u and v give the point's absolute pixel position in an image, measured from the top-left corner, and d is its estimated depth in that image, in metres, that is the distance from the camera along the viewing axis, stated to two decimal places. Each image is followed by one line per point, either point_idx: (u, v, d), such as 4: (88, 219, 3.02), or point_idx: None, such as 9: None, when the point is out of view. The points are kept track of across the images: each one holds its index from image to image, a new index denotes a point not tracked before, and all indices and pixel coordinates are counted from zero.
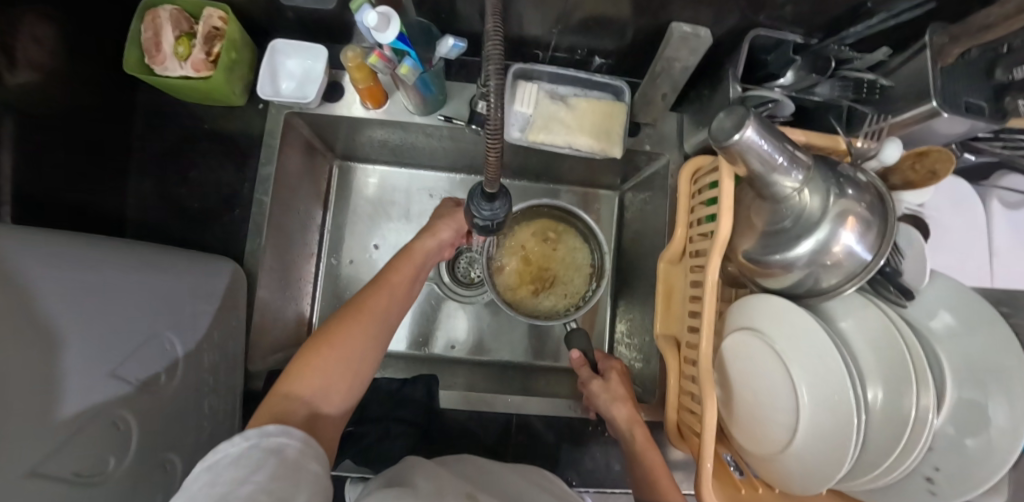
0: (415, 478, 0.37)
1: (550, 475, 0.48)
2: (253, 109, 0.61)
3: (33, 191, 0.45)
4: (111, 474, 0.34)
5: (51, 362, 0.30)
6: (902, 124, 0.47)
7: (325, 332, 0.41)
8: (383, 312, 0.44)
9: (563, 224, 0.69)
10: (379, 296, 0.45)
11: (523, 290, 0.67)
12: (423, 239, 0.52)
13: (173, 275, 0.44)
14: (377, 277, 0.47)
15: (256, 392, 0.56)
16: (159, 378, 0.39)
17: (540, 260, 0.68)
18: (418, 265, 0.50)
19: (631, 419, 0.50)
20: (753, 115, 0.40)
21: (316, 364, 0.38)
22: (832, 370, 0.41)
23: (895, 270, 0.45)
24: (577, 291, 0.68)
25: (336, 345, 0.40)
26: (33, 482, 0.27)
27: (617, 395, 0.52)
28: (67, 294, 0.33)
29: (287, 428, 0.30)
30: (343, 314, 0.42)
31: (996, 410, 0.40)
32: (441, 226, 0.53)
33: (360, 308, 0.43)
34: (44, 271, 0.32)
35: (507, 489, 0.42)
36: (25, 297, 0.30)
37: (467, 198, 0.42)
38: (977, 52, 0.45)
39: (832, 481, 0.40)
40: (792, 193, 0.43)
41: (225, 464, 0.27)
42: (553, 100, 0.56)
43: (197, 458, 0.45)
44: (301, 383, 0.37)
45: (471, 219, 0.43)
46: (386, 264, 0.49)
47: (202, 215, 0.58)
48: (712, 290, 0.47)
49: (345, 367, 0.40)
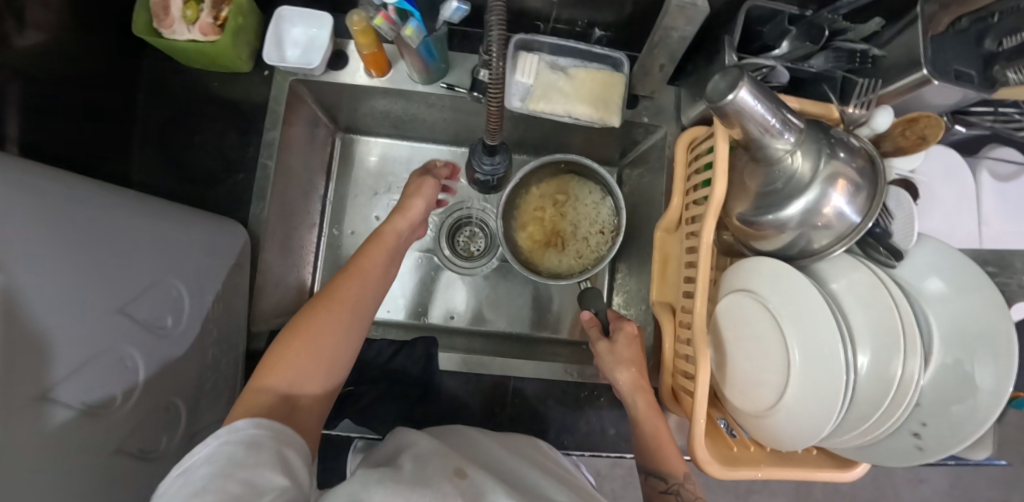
0: (402, 459, 0.36)
1: (543, 446, 0.50)
2: (259, 76, 0.62)
3: (40, 140, 0.46)
4: (118, 409, 0.36)
5: (46, 365, 0.29)
6: (894, 95, 0.48)
7: (295, 327, 0.39)
8: (357, 297, 0.44)
9: (568, 181, 0.70)
10: (352, 282, 0.44)
11: (539, 251, 0.69)
12: (393, 222, 0.52)
13: (178, 229, 0.45)
14: (348, 265, 0.47)
15: (258, 351, 0.57)
16: (165, 321, 0.41)
17: (555, 222, 0.69)
18: (389, 249, 0.50)
19: (633, 385, 0.50)
20: (747, 76, 0.40)
21: (289, 356, 0.38)
22: (822, 329, 0.42)
23: (884, 232, 0.46)
24: (597, 248, 0.68)
25: (310, 337, 0.39)
26: (44, 405, 0.29)
27: (621, 359, 0.51)
28: (67, 279, 0.31)
29: (255, 422, 0.31)
30: (314, 305, 0.41)
31: (982, 371, 0.41)
32: (408, 204, 0.54)
33: (331, 298, 0.42)
34: (45, 248, 0.30)
35: (496, 461, 0.42)
36: (23, 300, 0.27)
37: (469, 153, 0.46)
38: (966, 21, 0.46)
39: (820, 436, 0.41)
40: (784, 155, 0.44)
41: (198, 466, 0.27)
42: (553, 70, 0.57)
43: (200, 406, 0.46)
44: (272, 378, 0.37)
45: (474, 174, 0.48)
46: (356, 251, 0.49)
47: (207, 179, 0.60)
48: (707, 252, 0.48)
49: (319, 361, 0.39)
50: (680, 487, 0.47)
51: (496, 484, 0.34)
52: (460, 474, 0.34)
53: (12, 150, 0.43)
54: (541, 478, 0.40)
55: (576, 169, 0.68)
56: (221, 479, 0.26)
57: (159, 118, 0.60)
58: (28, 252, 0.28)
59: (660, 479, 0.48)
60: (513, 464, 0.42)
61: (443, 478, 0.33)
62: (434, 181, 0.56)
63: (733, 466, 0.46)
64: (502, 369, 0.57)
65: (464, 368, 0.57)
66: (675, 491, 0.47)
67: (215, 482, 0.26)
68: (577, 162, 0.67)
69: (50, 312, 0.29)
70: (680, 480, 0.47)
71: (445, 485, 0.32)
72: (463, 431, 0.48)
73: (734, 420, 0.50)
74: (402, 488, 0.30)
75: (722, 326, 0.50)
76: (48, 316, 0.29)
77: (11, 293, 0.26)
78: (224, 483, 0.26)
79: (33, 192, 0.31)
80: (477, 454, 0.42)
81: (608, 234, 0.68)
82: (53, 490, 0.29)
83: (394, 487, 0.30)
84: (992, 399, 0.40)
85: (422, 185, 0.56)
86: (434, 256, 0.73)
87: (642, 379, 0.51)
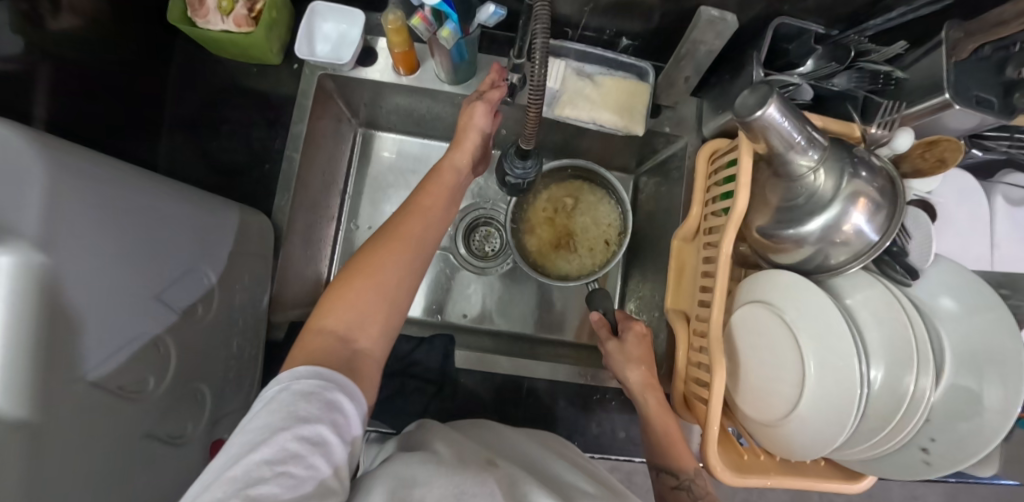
0: (435, 444, 0.37)
1: (568, 443, 0.50)
2: (287, 69, 0.62)
3: (71, 117, 0.47)
4: (149, 393, 0.36)
5: (81, 351, 0.29)
6: (915, 117, 0.49)
7: (359, 262, 0.40)
8: (417, 238, 0.44)
9: (576, 184, 0.70)
10: (411, 223, 0.44)
11: (550, 253, 0.69)
12: (450, 157, 0.51)
13: (214, 216, 0.45)
14: (407, 203, 0.46)
15: (277, 342, 0.58)
16: (196, 308, 0.42)
17: (567, 223, 0.70)
18: (448, 188, 0.49)
19: (643, 383, 0.52)
20: (776, 93, 0.41)
21: (347, 297, 0.39)
22: (841, 341, 0.43)
23: (902, 250, 0.47)
24: (608, 245, 0.69)
25: (370, 279, 0.40)
26: (81, 387, 0.30)
27: (631, 358, 0.53)
28: (105, 267, 0.31)
29: (315, 371, 0.32)
30: (376, 241, 0.42)
31: (993, 392, 0.42)
32: (463, 138, 0.52)
33: (393, 236, 0.43)
34: (90, 234, 0.30)
35: (522, 454, 0.43)
36: (63, 286, 0.28)
37: (501, 157, 0.47)
38: (988, 49, 0.48)
39: (833, 446, 0.42)
40: (807, 172, 0.45)
41: (263, 408, 0.30)
42: (580, 77, 0.57)
43: (224, 392, 0.47)
44: (335, 314, 0.38)
45: (505, 177, 0.49)
46: (415, 188, 0.49)
47: (232, 168, 0.60)
48: (726, 263, 0.48)
49: (381, 295, 0.40)
50: (691, 482, 0.48)
51: (530, 477, 0.35)
52: (492, 463, 0.35)
53: (40, 124, 0.43)
54: (564, 467, 0.41)
55: (581, 173, 0.69)
56: (277, 430, 0.28)
57: (186, 107, 0.61)
58: (75, 238, 0.29)
59: (671, 475, 0.49)
60: (537, 456, 0.43)
61: (480, 465, 0.34)
62: (486, 109, 0.52)
63: (744, 473, 0.47)
64: (517, 368, 0.58)
65: (480, 366, 0.58)
66: (687, 487, 0.48)
67: (272, 435, 0.28)
68: (582, 165, 0.68)
69: (92, 295, 0.30)
70: (691, 475, 0.48)
71: (483, 471, 0.33)
72: (489, 424, 0.49)
73: (745, 428, 0.51)
74: (444, 475, 0.31)
75: (736, 334, 0.51)
76: (87, 302, 0.30)
77: (55, 277, 0.27)
78: (280, 437, 0.28)
79: (94, 176, 0.32)
80: (506, 448, 0.43)
81: (617, 229, 0.69)
82: (87, 472, 0.30)
83: (436, 475, 0.31)
84: (999, 420, 0.41)
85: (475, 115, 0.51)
86: (450, 255, 0.73)
87: (652, 377, 0.52)
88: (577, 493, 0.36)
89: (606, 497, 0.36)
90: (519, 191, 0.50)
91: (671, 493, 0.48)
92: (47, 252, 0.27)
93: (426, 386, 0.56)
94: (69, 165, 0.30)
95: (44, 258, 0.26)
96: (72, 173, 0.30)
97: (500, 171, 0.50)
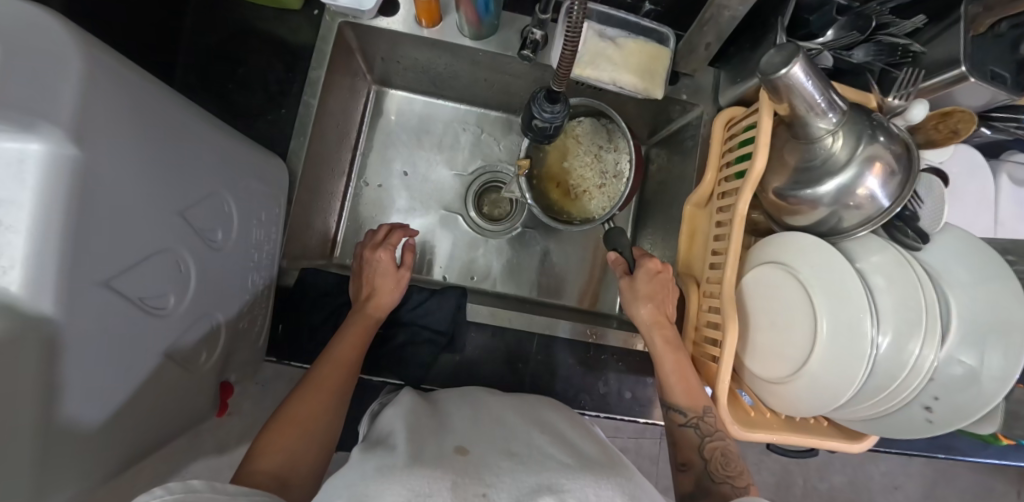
0: (397, 437, 0.37)
1: (569, 410, 0.50)
2: (308, 15, 0.62)
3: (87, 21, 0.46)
4: (173, 310, 0.38)
5: (107, 256, 0.29)
6: (930, 90, 0.50)
7: (289, 413, 0.44)
8: (339, 383, 0.47)
9: (571, 129, 0.67)
10: (332, 370, 0.48)
11: (566, 198, 0.68)
12: (368, 307, 0.53)
13: (232, 146, 0.45)
14: (327, 349, 0.50)
15: (288, 288, 0.59)
16: (215, 233, 0.42)
17: (568, 171, 0.68)
18: (367, 333, 0.52)
19: (651, 320, 0.54)
20: (802, 52, 0.41)
21: (279, 443, 0.42)
22: (853, 304, 0.44)
23: (913, 215, 0.49)
24: (619, 172, 0.67)
25: (298, 427, 0.43)
26: (106, 292, 0.30)
27: (639, 294, 0.55)
28: (132, 173, 0.30)
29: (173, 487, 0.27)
30: (301, 392, 0.46)
31: (993, 358, 0.44)
32: (384, 295, 0.54)
33: (320, 385, 0.46)
34: (119, 138, 0.29)
35: (502, 427, 0.40)
36: (93, 182, 0.26)
37: (529, 101, 0.50)
38: (1007, 27, 0.48)
39: (839, 400, 0.44)
40: (825, 135, 0.46)
41: None
42: (602, 39, 0.57)
43: (234, 324, 0.48)
44: (270, 458, 0.41)
45: (531, 121, 0.51)
46: (337, 333, 0.52)
47: (247, 111, 0.60)
48: (742, 221, 0.48)
49: (309, 434, 0.44)
50: (697, 420, 0.51)
51: (499, 455, 0.35)
52: (461, 452, 0.35)
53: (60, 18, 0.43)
54: (543, 440, 0.38)
55: (581, 111, 0.66)
56: None
57: (203, 45, 0.60)
58: (108, 135, 0.28)
59: (679, 413, 0.51)
60: (518, 429, 0.40)
61: (446, 456, 0.33)
62: (404, 269, 0.56)
63: (753, 429, 0.49)
64: (528, 324, 0.59)
65: (494, 321, 0.59)
66: (693, 424, 0.51)
67: None
68: (585, 103, 0.65)
69: (124, 201, 0.30)
70: (700, 415, 0.51)
71: (447, 461, 0.32)
72: (474, 395, 0.50)
73: (753, 390, 0.53)
74: (403, 471, 0.30)
75: (747, 295, 0.52)
76: (116, 203, 0.29)
77: (88, 173, 0.26)
78: None
79: (123, 74, 0.30)
80: (487, 420, 0.42)
81: (626, 153, 0.66)
82: (103, 374, 0.30)
83: (394, 473, 0.30)
84: (994, 385, 0.44)
85: (401, 273, 0.56)
86: (460, 217, 0.74)
87: (659, 315, 0.55)
88: (554, 467, 0.33)
89: (584, 468, 0.33)
90: (543, 137, 0.53)
91: (678, 429, 0.51)
92: (85, 144, 0.25)
93: (436, 337, 0.57)
94: (100, 61, 0.28)
95: (79, 152, 0.25)
96: (105, 71, 0.28)
97: (526, 118, 0.52)
